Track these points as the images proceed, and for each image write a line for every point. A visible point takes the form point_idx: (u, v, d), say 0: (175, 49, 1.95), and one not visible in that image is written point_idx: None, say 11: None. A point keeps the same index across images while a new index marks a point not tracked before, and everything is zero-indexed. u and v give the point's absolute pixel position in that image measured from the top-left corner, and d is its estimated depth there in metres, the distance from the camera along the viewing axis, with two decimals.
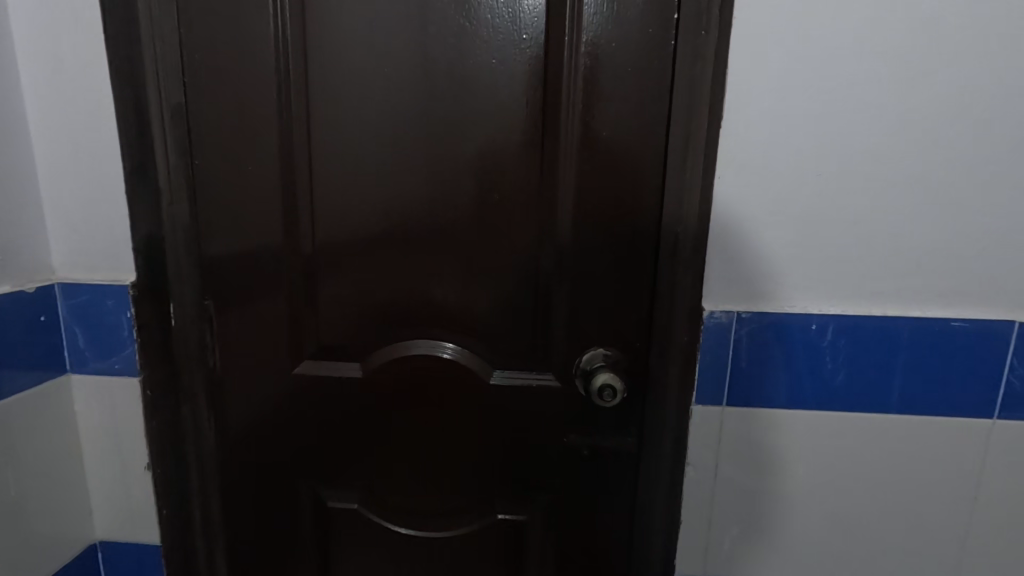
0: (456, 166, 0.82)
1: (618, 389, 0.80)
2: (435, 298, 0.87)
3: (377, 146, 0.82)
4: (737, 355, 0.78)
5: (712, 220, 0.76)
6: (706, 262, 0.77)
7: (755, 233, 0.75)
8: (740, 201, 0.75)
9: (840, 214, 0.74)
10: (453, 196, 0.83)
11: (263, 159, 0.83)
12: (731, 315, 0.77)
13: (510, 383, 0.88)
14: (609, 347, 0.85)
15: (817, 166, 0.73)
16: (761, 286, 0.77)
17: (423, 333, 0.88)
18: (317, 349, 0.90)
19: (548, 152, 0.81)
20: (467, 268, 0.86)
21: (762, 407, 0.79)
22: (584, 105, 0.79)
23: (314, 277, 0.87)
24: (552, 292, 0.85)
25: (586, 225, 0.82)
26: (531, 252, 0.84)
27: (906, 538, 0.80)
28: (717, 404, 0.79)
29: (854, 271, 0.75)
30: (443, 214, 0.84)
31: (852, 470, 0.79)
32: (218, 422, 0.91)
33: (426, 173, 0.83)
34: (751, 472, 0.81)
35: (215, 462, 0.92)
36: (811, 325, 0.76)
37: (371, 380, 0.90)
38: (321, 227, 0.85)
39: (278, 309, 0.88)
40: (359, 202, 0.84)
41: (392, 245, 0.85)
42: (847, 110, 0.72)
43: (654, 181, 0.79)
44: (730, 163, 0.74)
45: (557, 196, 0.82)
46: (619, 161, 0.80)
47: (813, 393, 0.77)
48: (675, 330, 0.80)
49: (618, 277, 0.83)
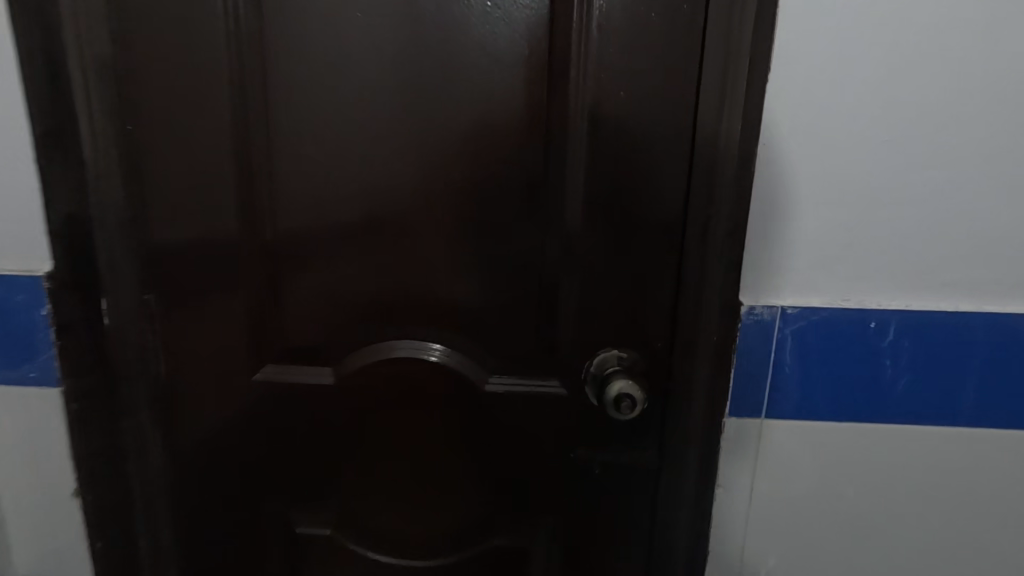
0: (444, 135, 0.69)
1: (636, 399, 0.69)
2: (420, 291, 0.74)
3: (348, 110, 0.69)
4: (781, 359, 0.66)
5: (753, 197, 0.63)
6: (744, 248, 0.65)
7: (805, 213, 0.63)
8: (788, 174, 0.62)
9: (906, 190, 0.62)
10: (442, 170, 0.70)
11: (212, 127, 0.69)
12: (775, 311, 0.65)
13: (508, 390, 0.76)
14: (626, 348, 0.72)
15: (881, 132, 0.61)
16: (811, 276, 0.64)
17: (407, 332, 0.75)
18: (281, 353, 0.76)
19: (554, 117, 0.68)
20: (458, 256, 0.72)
21: (808, 419, 0.67)
22: (598, 60, 0.65)
23: (275, 267, 0.73)
24: (559, 284, 0.72)
25: (599, 205, 0.69)
26: (534, 238, 0.71)
27: (968, 564, 0.70)
28: (755, 416, 0.67)
29: (919, 259, 0.63)
30: (429, 192, 0.71)
31: (909, 491, 0.68)
32: (167, 437, 0.77)
33: (409, 143, 0.69)
34: (792, 495, 0.69)
35: (162, 483, 0.79)
36: (869, 322, 0.64)
37: (348, 387, 0.77)
38: (283, 208, 0.72)
39: (234, 304, 0.74)
40: (329, 178, 0.71)
41: (369, 229, 0.72)
42: (919, 63, 0.59)
43: (682, 153, 0.66)
44: (776, 129, 0.62)
45: (565, 171, 0.69)
46: (639, 128, 0.67)
47: (868, 403, 0.66)
48: (704, 329, 0.67)
49: (637, 267, 0.70)
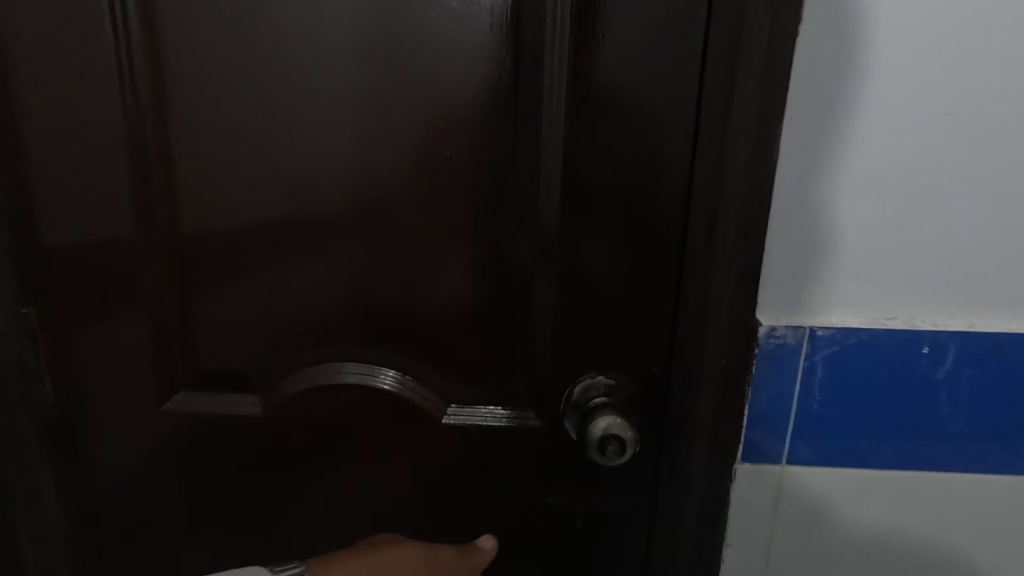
0: (381, 110, 0.55)
1: (626, 441, 0.56)
2: (360, 305, 0.61)
3: (261, 78, 0.55)
4: (807, 393, 0.52)
5: (777, 187, 0.48)
6: (764, 253, 0.50)
7: (844, 207, 0.48)
8: (823, 157, 0.47)
9: (978, 178, 0.47)
10: (382, 155, 0.56)
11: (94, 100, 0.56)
12: (801, 333, 0.50)
13: (474, 425, 0.63)
14: (611, 374, 0.59)
15: (948, 100, 0.46)
16: (848, 289, 0.50)
17: (347, 351, 0.62)
18: (195, 378, 0.63)
19: (517, 85, 0.54)
20: (406, 261, 0.59)
21: (840, 467, 0.53)
22: (576, 11, 0.51)
23: (182, 273, 0.60)
24: (531, 295, 0.59)
25: (579, 199, 0.55)
26: (498, 238, 0.58)
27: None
28: (773, 462, 0.54)
29: (991, 268, 0.49)
30: (367, 178, 0.57)
31: (964, 554, 0.55)
32: (66, 471, 0.65)
33: (339, 119, 0.56)
34: (819, 557, 0.56)
35: (59, 528, 0.67)
36: (923, 348, 0.50)
37: (278, 419, 0.64)
38: (188, 202, 0.58)
39: (135, 318, 0.61)
40: (242, 163, 0.57)
41: (296, 229, 0.59)
42: (1002, 8, 0.44)
43: (682, 130, 0.52)
44: (807, 97, 0.47)
45: (535, 154, 0.55)
46: (625, 100, 0.53)
47: (916, 447, 0.52)
48: (709, 355, 0.53)
49: (627, 275, 0.57)
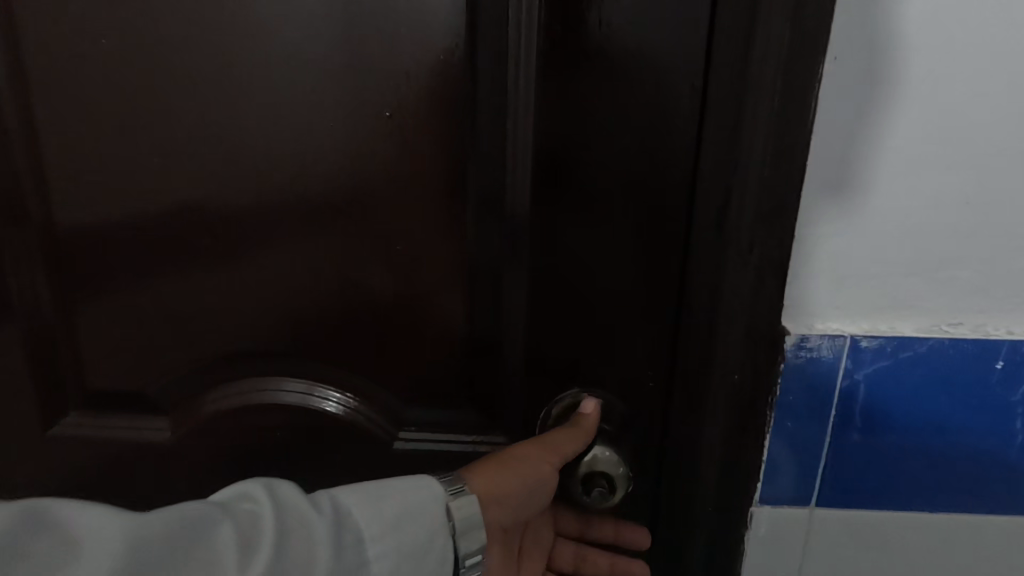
0: (315, 65, 0.46)
1: (616, 488, 0.47)
2: (295, 310, 0.52)
3: (162, 40, 0.46)
4: (847, 420, 0.41)
5: (814, 154, 0.37)
6: (795, 241, 0.38)
7: (902, 180, 0.37)
8: (878, 114, 0.36)
9: None
10: (309, 138, 0.48)
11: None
12: (840, 343, 0.39)
13: (433, 450, 0.54)
14: (596, 388, 0.50)
15: None
16: (901, 287, 0.39)
17: (283, 362, 0.54)
18: (111, 394, 0.56)
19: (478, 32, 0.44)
20: (352, 248, 0.50)
21: (883, 508, 0.43)
22: None
23: (87, 271, 0.52)
24: (499, 294, 0.49)
25: (552, 178, 0.45)
26: (460, 221, 0.48)
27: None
28: (800, 504, 0.43)
29: None
30: (291, 164, 0.48)
31: None
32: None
33: (258, 87, 0.47)
34: None
35: None
36: (995, 363, 0.39)
37: (208, 438, 0.56)
38: (83, 199, 0.50)
39: (37, 328, 0.54)
40: (148, 142, 0.49)
41: (212, 225, 0.50)
42: None
43: (685, 89, 0.42)
44: (860, 31, 0.34)
45: (499, 122, 0.45)
46: (608, 53, 0.42)
47: (979, 485, 0.42)
48: (718, 371, 0.42)
49: (618, 268, 0.47)
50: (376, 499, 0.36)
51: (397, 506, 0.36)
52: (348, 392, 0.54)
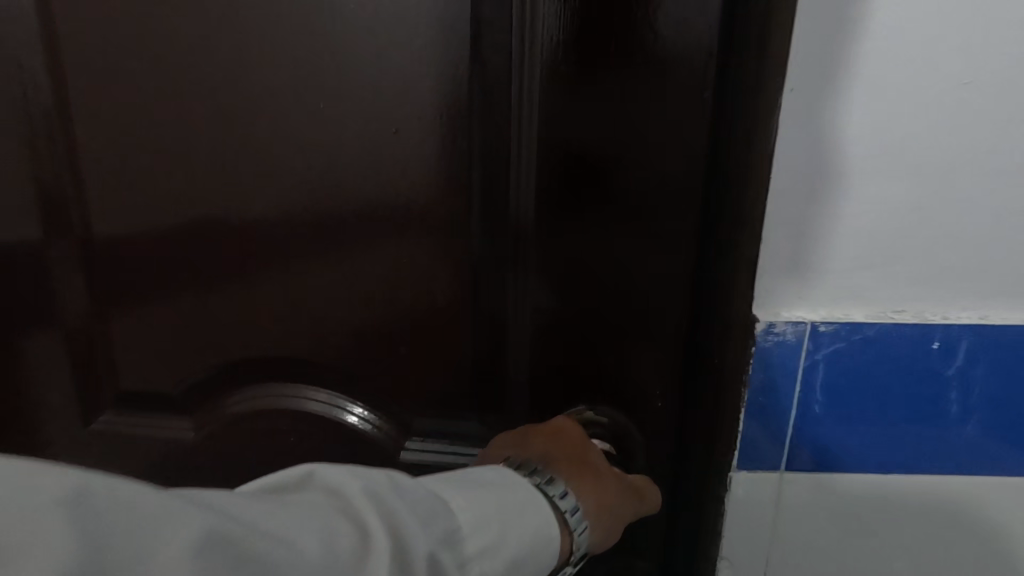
0: (337, 84, 0.51)
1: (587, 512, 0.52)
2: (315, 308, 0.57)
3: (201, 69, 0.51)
4: (809, 395, 0.47)
5: (777, 169, 0.43)
6: (762, 243, 0.45)
7: (852, 190, 0.43)
8: (830, 134, 0.42)
9: (1004, 155, 0.42)
10: (333, 154, 0.53)
11: (35, 79, 0.53)
12: (802, 329, 0.46)
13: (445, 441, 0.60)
14: (595, 393, 0.55)
15: (969, 68, 0.41)
16: (853, 280, 0.45)
17: (304, 357, 0.59)
18: (145, 382, 0.61)
19: (487, 53, 0.49)
20: (369, 252, 0.55)
21: (841, 472, 0.49)
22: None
23: (127, 270, 0.57)
24: (506, 302, 0.55)
25: (557, 200, 0.51)
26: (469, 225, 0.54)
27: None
28: (772, 470, 0.49)
29: (1011, 256, 0.44)
30: (319, 177, 0.54)
31: (972, 560, 0.51)
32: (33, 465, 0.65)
33: (285, 111, 0.52)
34: (818, 569, 0.52)
35: None
36: (932, 343, 0.46)
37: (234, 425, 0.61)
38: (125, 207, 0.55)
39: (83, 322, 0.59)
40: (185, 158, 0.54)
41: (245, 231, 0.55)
42: None
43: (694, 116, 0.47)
44: (813, 66, 0.41)
45: (505, 142, 0.51)
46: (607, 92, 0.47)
47: (923, 450, 0.48)
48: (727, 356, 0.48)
49: (623, 294, 0.52)
50: (477, 505, 0.40)
51: (507, 546, 0.39)
52: (366, 384, 0.60)
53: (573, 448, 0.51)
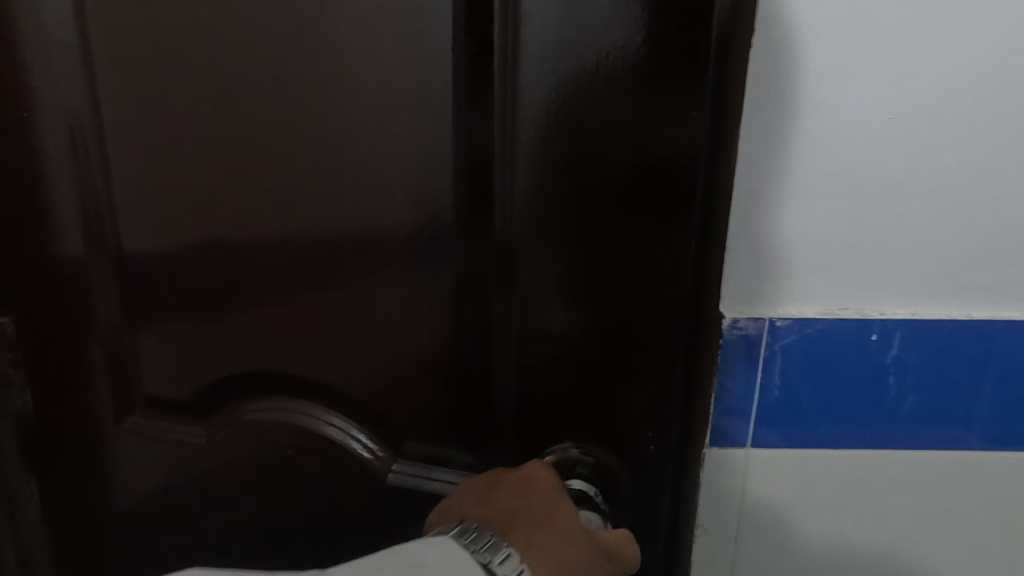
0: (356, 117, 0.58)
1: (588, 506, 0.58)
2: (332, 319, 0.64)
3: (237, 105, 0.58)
4: (769, 380, 0.55)
5: (737, 190, 0.52)
6: (727, 251, 0.53)
7: (800, 208, 0.52)
8: (781, 162, 0.51)
9: (926, 178, 0.51)
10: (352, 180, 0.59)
11: (89, 114, 0.60)
12: (762, 324, 0.54)
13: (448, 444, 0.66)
14: (576, 414, 0.61)
15: (893, 106, 0.49)
16: (804, 283, 0.53)
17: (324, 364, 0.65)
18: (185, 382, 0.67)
19: (480, 101, 0.55)
20: (379, 274, 0.62)
21: (799, 448, 0.57)
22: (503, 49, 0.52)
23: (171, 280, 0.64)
24: (494, 331, 0.61)
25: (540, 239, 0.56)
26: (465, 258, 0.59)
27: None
28: (740, 445, 0.57)
29: (936, 262, 0.53)
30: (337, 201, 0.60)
31: (916, 525, 0.59)
32: (80, 460, 0.72)
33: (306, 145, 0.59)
34: (782, 533, 0.59)
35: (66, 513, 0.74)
36: (871, 335, 0.54)
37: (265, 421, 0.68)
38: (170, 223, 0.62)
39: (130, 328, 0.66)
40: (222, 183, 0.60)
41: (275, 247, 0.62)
42: (945, 21, 0.47)
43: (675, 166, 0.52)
44: (765, 105, 0.49)
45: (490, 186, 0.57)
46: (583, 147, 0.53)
47: (869, 428, 0.56)
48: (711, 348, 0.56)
49: (601, 328, 0.58)
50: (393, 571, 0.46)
51: None
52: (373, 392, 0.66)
53: (547, 509, 0.52)
